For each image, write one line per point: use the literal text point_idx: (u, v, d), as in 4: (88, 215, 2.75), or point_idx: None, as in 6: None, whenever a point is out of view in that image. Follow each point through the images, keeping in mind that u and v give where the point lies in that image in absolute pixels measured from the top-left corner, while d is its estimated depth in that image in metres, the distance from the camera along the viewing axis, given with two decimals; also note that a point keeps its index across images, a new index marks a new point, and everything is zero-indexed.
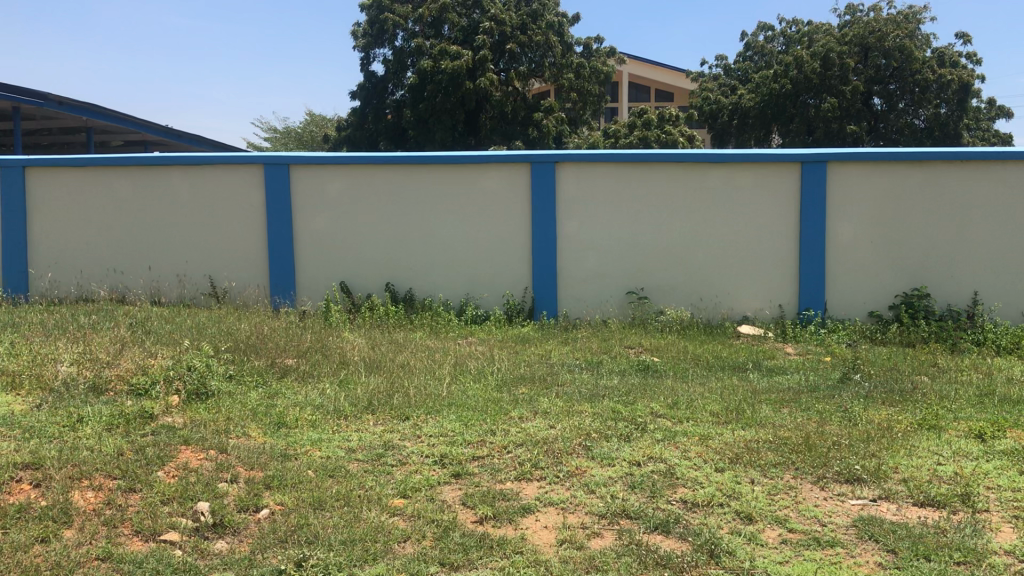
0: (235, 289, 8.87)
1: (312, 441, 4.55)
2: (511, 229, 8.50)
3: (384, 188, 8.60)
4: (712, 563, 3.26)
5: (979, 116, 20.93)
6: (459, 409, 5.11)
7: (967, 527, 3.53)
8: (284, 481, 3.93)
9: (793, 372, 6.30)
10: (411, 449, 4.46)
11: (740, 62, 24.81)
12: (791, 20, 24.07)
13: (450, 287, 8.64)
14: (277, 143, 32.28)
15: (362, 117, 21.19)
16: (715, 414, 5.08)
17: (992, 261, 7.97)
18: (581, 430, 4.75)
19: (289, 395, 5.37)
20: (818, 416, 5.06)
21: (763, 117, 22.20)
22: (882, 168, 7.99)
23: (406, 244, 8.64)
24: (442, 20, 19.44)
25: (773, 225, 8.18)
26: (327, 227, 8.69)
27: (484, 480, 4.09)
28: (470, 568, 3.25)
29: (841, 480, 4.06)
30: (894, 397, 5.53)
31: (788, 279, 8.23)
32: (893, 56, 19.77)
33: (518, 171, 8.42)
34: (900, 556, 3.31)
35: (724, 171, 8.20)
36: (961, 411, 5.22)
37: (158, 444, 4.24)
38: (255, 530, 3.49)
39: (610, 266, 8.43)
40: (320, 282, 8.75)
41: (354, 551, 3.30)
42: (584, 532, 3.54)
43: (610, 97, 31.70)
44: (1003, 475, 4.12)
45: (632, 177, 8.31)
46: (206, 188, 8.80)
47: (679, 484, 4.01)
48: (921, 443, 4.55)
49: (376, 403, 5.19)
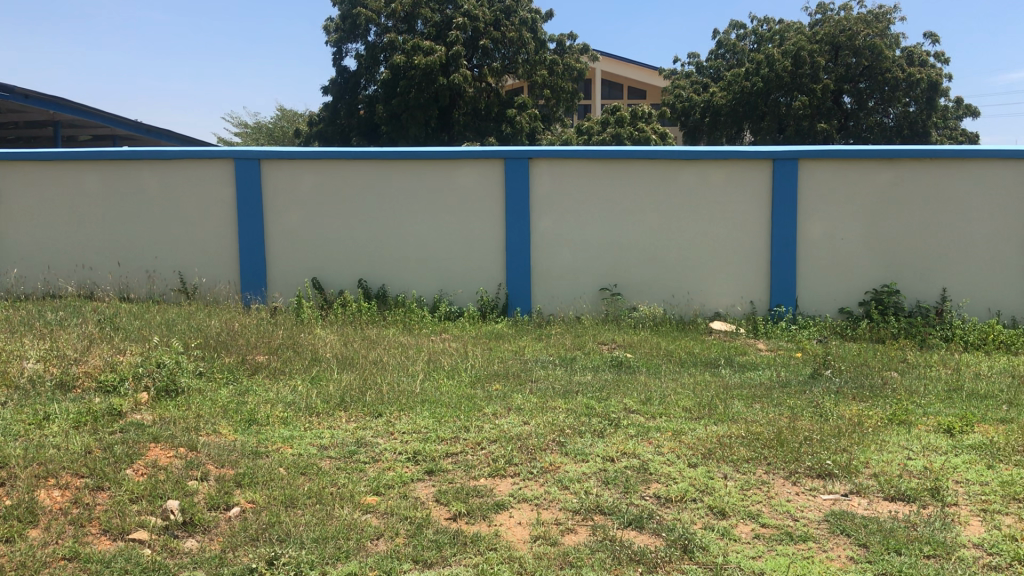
0: (205, 285, 8.78)
1: (284, 438, 4.51)
2: (484, 225, 8.47)
3: (355, 184, 8.54)
4: (685, 557, 3.27)
5: (947, 115, 21.18)
6: (432, 406, 5.07)
7: (936, 520, 3.57)
8: (255, 478, 3.90)
9: (764, 367, 6.34)
10: (384, 446, 4.44)
11: (712, 59, 24.83)
12: (762, 19, 24.26)
13: (423, 283, 8.60)
14: (248, 138, 31.98)
15: (333, 112, 21.02)
16: (688, 409, 5.10)
17: (961, 258, 8.06)
18: (555, 425, 4.74)
19: (260, 392, 5.31)
20: (789, 412, 5.09)
21: (734, 114, 22.34)
22: (853, 166, 8.06)
23: (379, 240, 8.59)
24: (414, 15, 19.48)
25: (744, 221, 8.23)
26: (300, 222, 8.61)
27: (457, 476, 4.07)
28: (444, 565, 3.24)
29: (812, 475, 4.07)
30: (865, 392, 5.57)
31: (759, 275, 8.28)
32: (863, 54, 19.87)
33: (491, 167, 8.39)
34: (871, 550, 3.33)
35: (697, 168, 8.23)
36: (930, 406, 5.27)
37: (126, 442, 4.18)
38: (226, 529, 3.45)
39: (584, 262, 8.44)
40: (291, 278, 8.68)
41: (326, 549, 3.27)
42: (558, 528, 3.53)
43: (583, 95, 31.90)
44: (971, 469, 4.16)
45: (605, 174, 8.33)
46: (176, 182, 8.69)
47: (652, 479, 4.02)
48: (891, 438, 4.60)
49: (348, 400, 5.15)
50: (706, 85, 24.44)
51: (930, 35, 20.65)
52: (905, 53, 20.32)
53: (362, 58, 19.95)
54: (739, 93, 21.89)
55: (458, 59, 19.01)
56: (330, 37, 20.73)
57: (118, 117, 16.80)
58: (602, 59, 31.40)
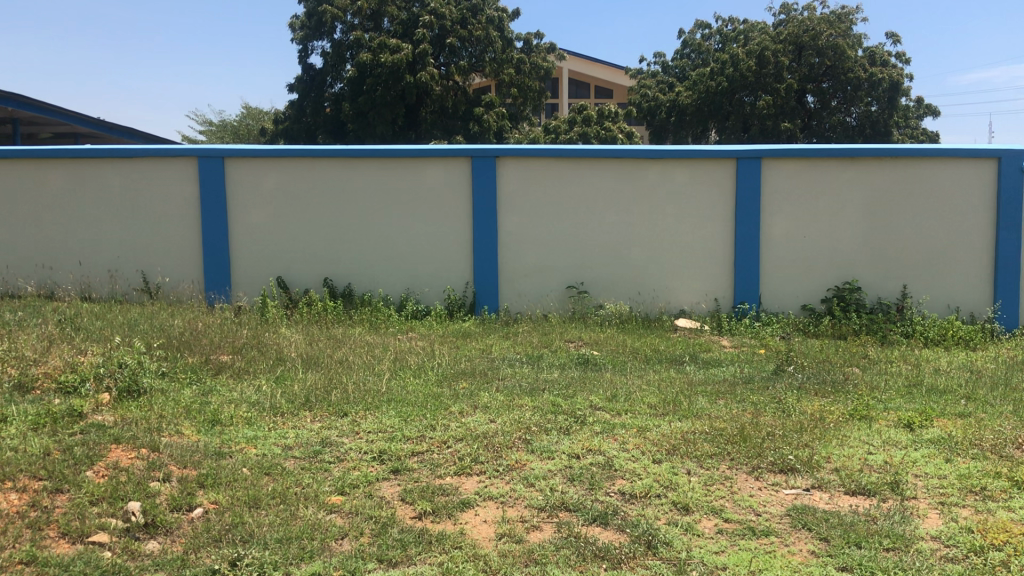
0: (168, 284, 8.67)
1: (247, 438, 4.47)
2: (450, 223, 8.45)
3: (320, 182, 8.49)
4: (649, 553, 3.29)
5: (908, 115, 21.49)
6: (397, 405, 5.06)
7: (895, 514, 3.62)
8: (218, 479, 3.86)
9: (728, 364, 6.40)
10: (349, 446, 4.41)
11: (678, 59, 24.98)
12: (727, 19, 24.45)
13: (389, 282, 8.57)
14: (213, 136, 31.64)
15: (299, 110, 20.87)
16: (653, 406, 5.13)
17: (922, 256, 8.17)
18: (521, 423, 4.75)
19: (224, 392, 5.27)
20: (753, 408, 5.14)
21: (700, 113, 22.59)
22: (815, 165, 8.16)
23: (344, 238, 8.54)
24: (381, 13, 19.50)
25: (709, 219, 8.29)
26: (264, 221, 8.54)
27: (423, 475, 4.06)
28: (409, 564, 3.23)
29: (775, 470, 4.12)
30: (826, 388, 5.64)
31: (724, 273, 8.35)
32: (826, 54, 20.09)
33: (457, 165, 8.38)
34: (832, 544, 3.37)
35: (662, 167, 8.28)
36: (890, 401, 5.35)
37: (86, 443, 4.12)
38: (188, 530, 3.41)
39: (550, 260, 8.45)
40: (255, 277, 8.61)
41: (290, 550, 3.25)
42: (523, 526, 3.54)
43: (550, 94, 31.96)
44: (929, 463, 4.23)
45: (571, 173, 8.35)
46: (138, 180, 8.59)
47: (617, 476, 4.04)
48: (852, 433, 4.66)
49: (313, 399, 5.12)
50: (672, 84, 24.58)
51: (891, 35, 20.96)
52: (867, 53, 20.58)
53: (328, 55, 19.83)
54: (704, 93, 22.05)
55: (424, 57, 18.96)
56: (295, 34, 20.58)
57: (80, 115, 16.55)
58: (569, 58, 31.49)
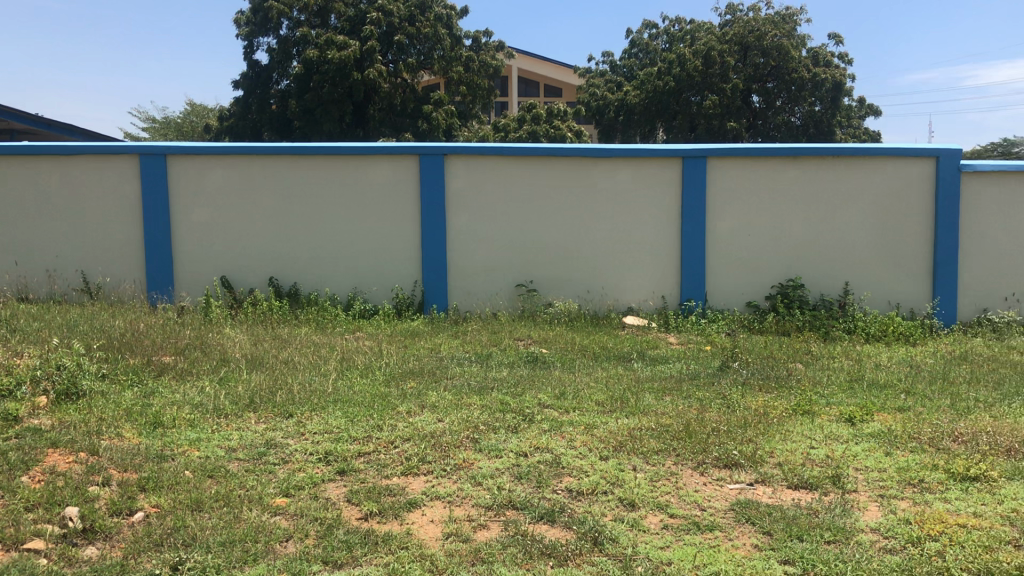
0: (109, 284, 8.49)
1: (190, 441, 4.39)
2: (398, 222, 8.40)
3: (266, 180, 8.38)
4: (596, 549, 3.30)
5: (850, 115, 21.90)
6: (344, 405, 5.01)
7: (836, 507, 3.69)
8: (159, 482, 3.78)
9: (675, 360, 6.46)
10: (294, 447, 4.36)
11: (626, 58, 25.13)
12: (674, 19, 24.67)
13: (336, 281, 8.49)
14: (156, 133, 31.06)
15: (245, 107, 20.58)
16: (600, 403, 5.16)
17: (863, 253, 8.32)
18: (468, 422, 4.73)
19: (167, 394, 5.17)
20: (699, 403, 5.20)
21: (647, 113, 22.70)
22: (759, 164, 8.27)
23: (290, 237, 8.44)
24: (328, 10, 19.31)
25: (655, 217, 8.36)
26: (208, 219, 8.41)
27: (369, 476, 4.03)
28: (354, 565, 3.20)
29: (719, 465, 4.16)
30: (770, 383, 5.73)
31: (671, 270, 8.42)
32: (770, 54, 20.38)
33: (405, 164, 8.34)
34: (774, 537, 3.42)
35: (609, 165, 8.33)
36: (832, 396, 5.44)
37: (22, 448, 4.01)
38: (128, 535, 3.34)
39: (499, 258, 8.45)
40: (199, 277, 8.46)
41: (233, 553, 3.20)
42: (470, 525, 3.53)
43: (499, 92, 31.97)
44: (870, 457, 4.31)
45: (519, 171, 8.36)
46: (78, 178, 8.39)
47: (564, 473, 4.05)
48: (795, 428, 4.73)
49: (258, 400, 5.05)
50: (620, 84, 24.73)
51: (833, 36, 21.35)
52: (810, 53, 20.93)
53: (274, 52, 19.59)
54: (651, 92, 22.23)
55: (372, 54, 18.81)
56: (241, 30, 20.30)
57: (17, 111, 16.12)
58: (518, 56, 31.53)
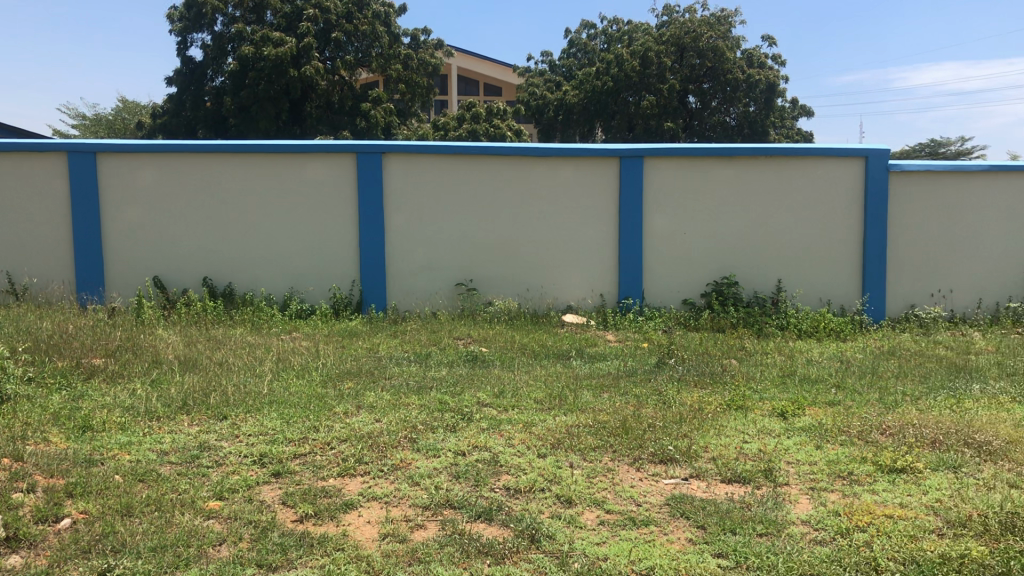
0: (36, 285, 8.26)
1: (120, 445, 4.29)
2: (335, 221, 8.32)
3: (199, 178, 8.23)
4: (533, 547, 3.31)
5: (784, 115, 22.32)
6: (280, 407, 4.95)
7: (768, 500, 3.76)
8: (88, 487, 3.69)
9: (612, 358, 6.51)
10: (228, 449, 4.29)
11: (565, 58, 25.26)
12: (612, 19, 24.87)
13: (272, 280, 8.37)
14: (86, 130, 30.28)
15: (178, 104, 20.18)
16: (539, 401, 5.18)
17: (796, 251, 8.48)
18: (406, 422, 4.71)
19: (96, 397, 5.04)
20: (635, 400, 5.25)
21: (587, 112, 23.00)
22: (695, 164, 8.39)
23: (225, 236, 8.31)
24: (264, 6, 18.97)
25: (594, 216, 8.42)
26: (139, 218, 8.22)
27: (305, 478, 3.98)
28: (289, 568, 3.16)
29: (655, 461, 4.21)
30: (705, 379, 5.82)
31: (609, 269, 8.50)
32: (706, 56, 20.67)
33: (342, 162, 8.26)
34: (708, 531, 3.47)
35: (547, 165, 8.37)
36: (765, 392, 5.55)
37: None
38: (55, 542, 3.25)
39: (438, 257, 8.42)
40: (130, 277, 8.27)
41: (165, 558, 3.13)
42: (407, 525, 3.52)
43: (438, 91, 31.87)
44: (801, 450, 4.40)
45: (457, 170, 8.35)
46: (2, 175, 8.15)
47: (502, 471, 4.05)
48: (729, 423, 4.81)
49: (191, 403, 4.96)
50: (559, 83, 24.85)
51: (767, 38, 21.76)
52: (745, 54, 21.28)
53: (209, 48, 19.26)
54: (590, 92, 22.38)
55: (309, 51, 18.61)
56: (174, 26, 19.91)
57: None
58: (457, 55, 31.48)
